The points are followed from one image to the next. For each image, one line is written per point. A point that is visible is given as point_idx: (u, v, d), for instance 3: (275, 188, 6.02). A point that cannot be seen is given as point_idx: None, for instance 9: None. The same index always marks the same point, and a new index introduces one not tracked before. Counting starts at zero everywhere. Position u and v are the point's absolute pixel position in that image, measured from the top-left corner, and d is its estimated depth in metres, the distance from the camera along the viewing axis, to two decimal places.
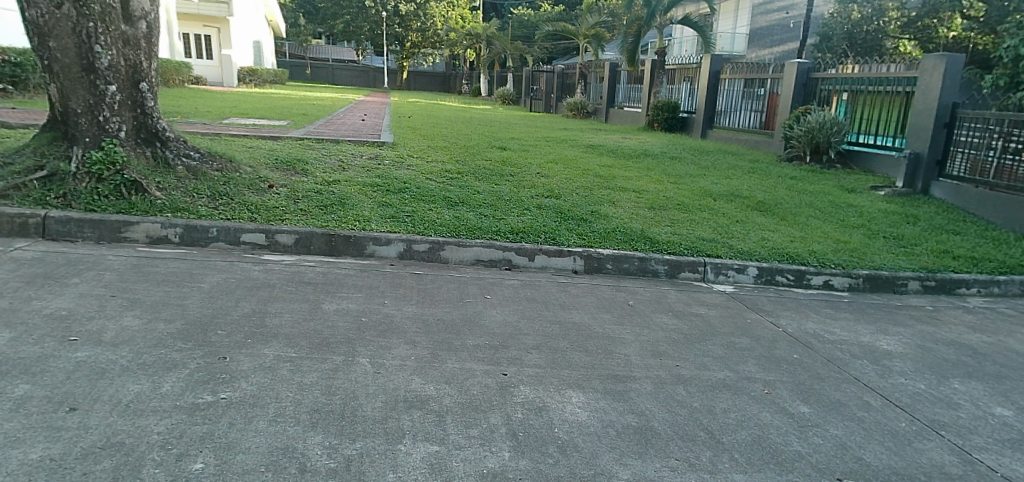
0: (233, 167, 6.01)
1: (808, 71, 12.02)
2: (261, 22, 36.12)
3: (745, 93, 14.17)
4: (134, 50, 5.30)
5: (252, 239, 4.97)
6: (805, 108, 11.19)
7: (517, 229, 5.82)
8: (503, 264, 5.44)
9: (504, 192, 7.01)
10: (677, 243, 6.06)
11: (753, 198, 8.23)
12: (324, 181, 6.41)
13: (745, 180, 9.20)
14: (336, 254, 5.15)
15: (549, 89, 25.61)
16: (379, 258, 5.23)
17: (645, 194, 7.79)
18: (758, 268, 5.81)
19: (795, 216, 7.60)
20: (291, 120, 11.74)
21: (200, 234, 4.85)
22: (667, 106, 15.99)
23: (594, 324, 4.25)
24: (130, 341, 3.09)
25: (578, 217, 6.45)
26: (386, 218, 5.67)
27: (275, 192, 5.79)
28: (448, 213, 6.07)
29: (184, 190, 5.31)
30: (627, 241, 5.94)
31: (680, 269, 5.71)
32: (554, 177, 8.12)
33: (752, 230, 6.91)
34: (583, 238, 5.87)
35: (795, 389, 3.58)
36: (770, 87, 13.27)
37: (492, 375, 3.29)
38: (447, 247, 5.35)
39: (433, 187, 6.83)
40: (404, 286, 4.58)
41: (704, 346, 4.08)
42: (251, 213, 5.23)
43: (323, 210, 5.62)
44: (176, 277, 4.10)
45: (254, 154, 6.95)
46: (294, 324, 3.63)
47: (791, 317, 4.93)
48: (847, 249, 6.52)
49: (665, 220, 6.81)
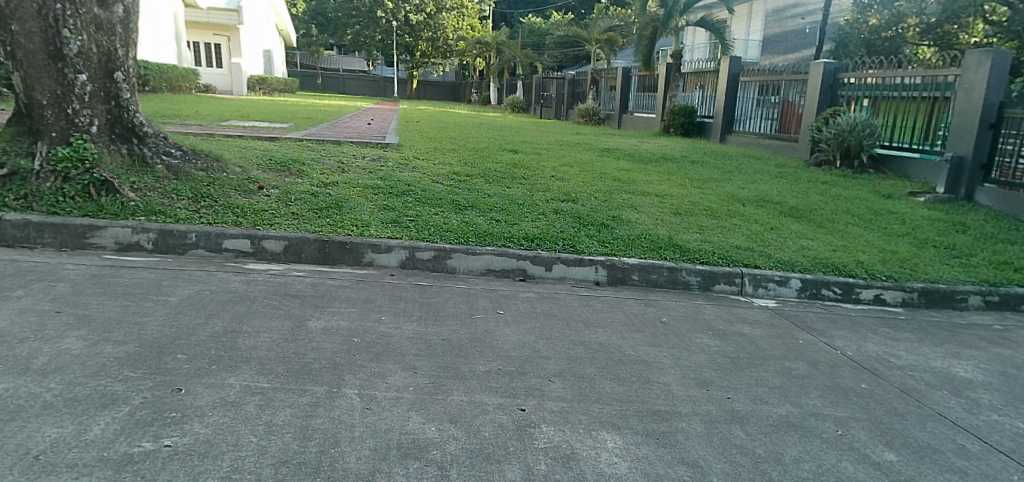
0: (219, 167, 5.47)
1: (835, 71, 11.32)
2: (271, 31, 35.86)
3: (763, 100, 13.51)
4: (108, 36, 4.79)
5: (235, 245, 4.42)
6: (834, 109, 10.53)
7: (532, 235, 5.24)
8: (516, 274, 4.85)
9: (517, 196, 6.43)
10: (709, 251, 5.45)
11: (785, 204, 7.61)
12: (321, 183, 5.86)
13: (774, 186, 8.57)
14: (330, 263, 4.59)
15: (561, 96, 25.12)
16: (378, 268, 4.66)
17: (669, 199, 7.18)
18: (801, 281, 5.20)
19: (833, 223, 6.97)
20: (293, 123, 11.25)
21: (177, 240, 4.30)
22: (684, 111, 15.33)
23: (624, 346, 3.64)
24: (62, 370, 2.56)
25: (598, 222, 5.86)
26: (387, 223, 5.11)
27: (265, 194, 5.23)
28: (455, 217, 5.50)
29: (162, 191, 4.77)
30: (654, 249, 5.34)
31: (715, 281, 5.10)
32: (570, 180, 7.54)
33: (789, 237, 6.30)
34: (605, 245, 5.27)
35: (873, 430, 2.95)
36: (787, 93, 12.66)
37: (507, 411, 2.70)
38: (454, 255, 4.78)
39: (440, 189, 6.27)
40: (405, 300, 4.00)
41: (755, 374, 3.46)
42: (236, 216, 4.68)
43: (318, 213, 5.06)
44: (139, 289, 3.55)
45: (247, 154, 6.41)
46: (271, 345, 3.06)
47: (846, 338, 4.30)
48: (897, 260, 5.88)
49: (693, 226, 6.21)
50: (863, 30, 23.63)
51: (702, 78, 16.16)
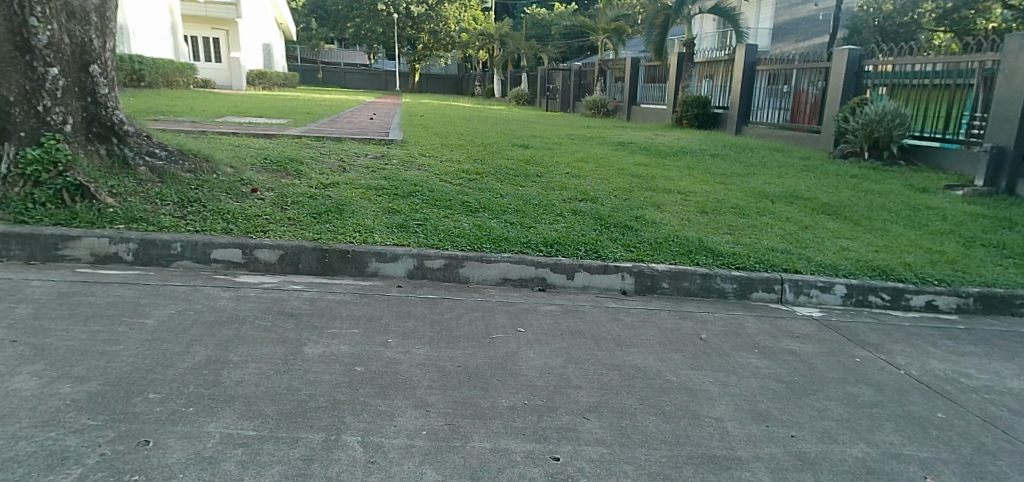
0: (209, 168, 5.04)
1: (859, 58, 10.73)
2: (270, 24, 35.34)
3: (773, 89, 13.21)
4: (82, 25, 4.38)
5: (225, 256, 4.00)
6: (860, 98, 9.94)
7: (550, 240, 4.79)
8: (535, 284, 4.43)
9: (531, 195, 5.98)
10: (744, 254, 5.00)
11: (816, 200, 7.14)
12: (320, 184, 5.42)
13: (802, 180, 8.11)
14: (331, 273, 4.17)
15: (567, 88, 24.58)
16: (384, 278, 4.24)
17: (692, 197, 6.73)
18: (846, 287, 4.75)
19: (869, 220, 6.51)
20: (292, 119, 10.82)
21: (160, 250, 3.88)
22: (697, 102, 14.79)
23: (663, 370, 3.20)
24: (5, 419, 2.13)
25: (621, 223, 5.41)
26: (392, 228, 4.68)
27: (259, 197, 4.81)
28: (467, 220, 5.07)
29: (145, 196, 4.35)
30: (684, 253, 4.89)
31: (752, 288, 4.65)
32: (586, 177, 7.09)
33: (825, 237, 5.84)
34: (631, 250, 4.82)
35: (968, 475, 2.50)
36: (796, 81, 12.40)
37: (538, 462, 2.26)
38: (467, 263, 4.35)
39: (449, 189, 5.83)
40: (414, 317, 3.56)
41: (817, 403, 3.01)
42: (227, 223, 4.26)
43: (316, 218, 4.63)
44: (112, 309, 3.12)
45: (240, 154, 5.99)
46: (259, 378, 2.62)
47: (907, 353, 3.85)
48: (946, 261, 5.39)
49: (722, 226, 5.76)
50: (876, 16, 23.06)
51: (716, 68, 15.59)
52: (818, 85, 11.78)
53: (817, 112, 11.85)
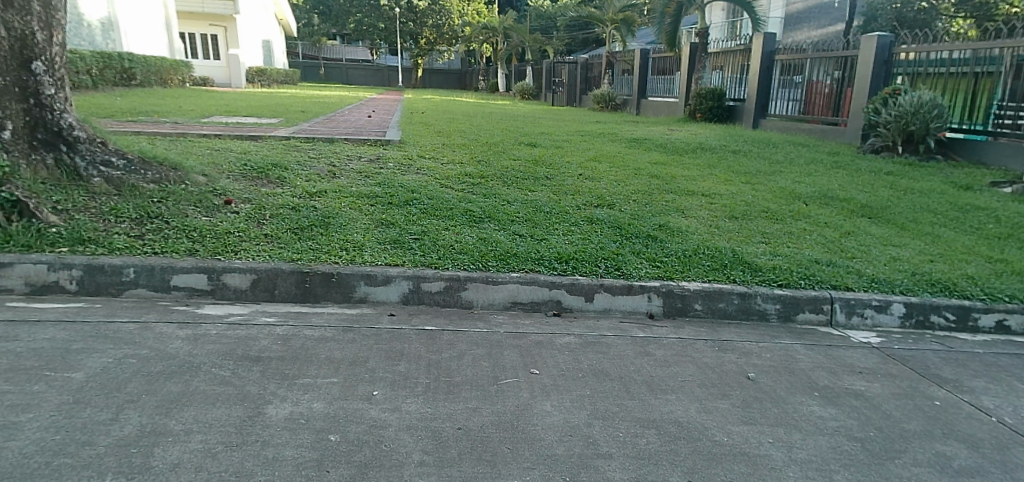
0: (177, 176, 4.51)
1: (891, 45, 10.02)
2: (269, 20, 34.86)
3: (784, 80, 12.83)
4: (21, 15, 3.95)
5: (187, 282, 3.43)
6: (894, 88, 9.28)
7: (566, 255, 4.20)
8: (549, 307, 3.85)
9: (541, 201, 5.40)
10: (785, 269, 4.39)
11: (853, 201, 6.52)
12: (305, 192, 4.86)
13: (834, 179, 7.49)
14: (313, 300, 3.60)
15: (573, 82, 23.91)
16: (374, 305, 3.66)
17: (718, 200, 6.14)
18: (905, 305, 4.14)
19: (916, 224, 5.89)
20: (285, 118, 10.26)
21: (109, 278, 3.33)
22: (712, 94, 14.07)
23: (711, 426, 2.60)
24: None
25: (643, 233, 4.82)
26: (385, 244, 4.10)
27: (233, 210, 4.25)
28: (470, 232, 4.48)
29: (97, 212, 3.82)
30: (718, 268, 4.29)
31: (798, 309, 4.05)
32: (601, 179, 6.49)
33: (870, 245, 5.23)
34: (657, 265, 4.22)
35: None
36: (812, 72, 12.06)
37: None
38: (471, 286, 3.77)
39: (450, 196, 5.25)
40: (406, 357, 2.97)
41: (907, 472, 2.40)
42: (192, 242, 3.71)
43: (298, 234, 4.06)
44: (33, 359, 2.54)
45: (218, 159, 5.44)
46: (202, 460, 2.04)
47: (993, 391, 3.22)
48: (1013, 272, 4.76)
49: (756, 235, 5.17)
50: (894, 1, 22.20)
51: (731, 58, 14.85)
52: (834, 76, 11.40)
53: (831, 104, 11.53)
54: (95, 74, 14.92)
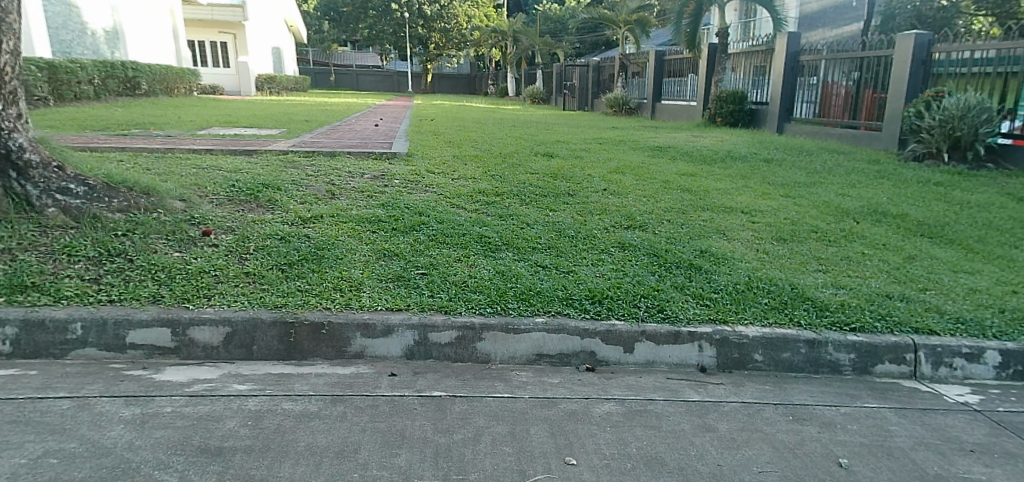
0: (148, 203, 3.96)
1: (929, 43, 9.27)
2: (279, 27, 34.58)
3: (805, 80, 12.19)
4: None
5: (147, 339, 2.85)
6: (935, 91, 8.66)
7: (598, 293, 3.57)
8: (580, 360, 3.23)
9: (564, 223, 4.79)
10: (855, 306, 3.73)
11: (908, 218, 5.84)
12: (298, 217, 4.28)
13: (881, 190, 6.81)
14: (299, 357, 3.00)
15: (585, 86, 23.26)
16: (372, 361, 3.05)
17: (760, 217, 5.50)
18: (1001, 353, 3.46)
19: (984, 245, 5.21)
20: (287, 129, 9.72)
21: (50, 336, 2.77)
22: (734, 97, 13.36)
23: None
24: None
25: (683, 261, 4.18)
26: (387, 281, 3.50)
27: (211, 243, 3.68)
28: (485, 264, 3.87)
29: (47, 251, 3.27)
30: (777, 307, 3.65)
31: (876, 359, 3.41)
32: (628, 194, 5.86)
33: (940, 272, 4.55)
34: (705, 303, 3.59)
35: None
36: (824, 72, 11.54)
37: None
38: (488, 335, 3.16)
39: (462, 219, 4.65)
40: (408, 442, 2.35)
41: None
42: (158, 285, 3.12)
43: (285, 270, 3.47)
44: None
45: (201, 179, 4.89)
46: None
47: None
48: None
49: (811, 261, 4.51)
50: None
51: (752, 60, 14.13)
52: (852, 76, 10.88)
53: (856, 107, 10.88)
54: (98, 84, 14.47)
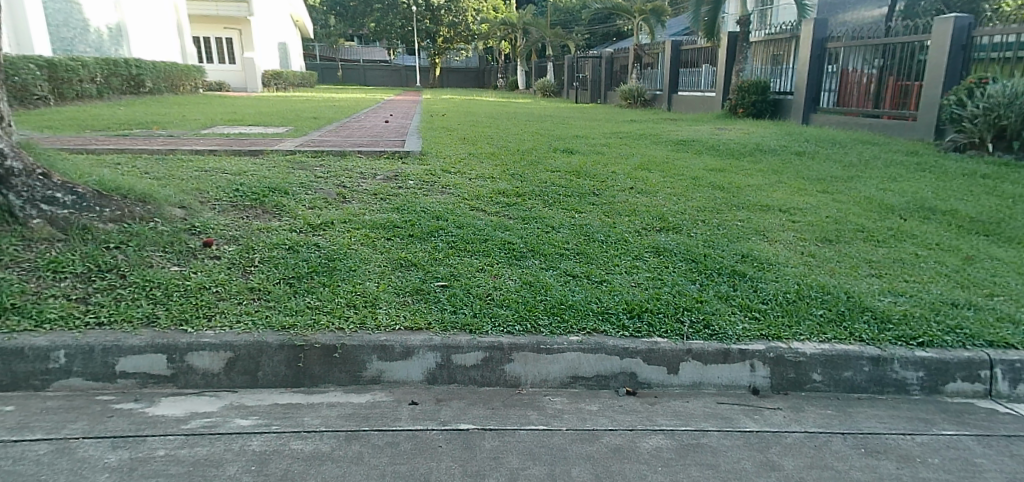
0: (143, 213, 3.69)
1: (969, 27, 8.80)
2: (285, 23, 34.41)
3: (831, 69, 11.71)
4: None
5: (140, 367, 2.57)
6: (980, 77, 8.23)
7: (636, 306, 3.23)
8: (619, 382, 2.91)
9: (593, 226, 4.46)
10: (921, 317, 3.37)
11: (959, 214, 5.44)
12: (308, 224, 3.99)
13: (923, 184, 6.40)
14: (308, 384, 2.71)
15: (598, 78, 22.81)
16: (390, 387, 2.75)
17: (800, 216, 5.14)
18: None
19: None
20: (294, 126, 9.44)
21: (31, 365, 2.49)
22: (755, 86, 12.90)
23: None
24: None
25: (725, 268, 3.84)
26: (405, 295, 3.19)
27: (213, 254, 3.40)
28: (510, 274, 3.55)
29: (31, 268, 3.00)
30: (834, 319, 3.29)
31: (948, 377, 3.05)
32: (657, 193, 5.52)
33: (1005, 274, 4.17)
34: (754, 316, 3.25)
35: None
36: (848, 60, 11.11)
37: None
38: (517, 356, 2.84)
39: (483, 223, 4.33)
40: None
41: None
42: (153, 305, 2.83)
43: (293, 285, 3.17)
44: None
45: (204, 183, 4.62)
46: None
47: None
48: None
49: (863, 265, 4.14)
50: None
51: (774, 47, 13.64)
52: (876, 64, 10.47)
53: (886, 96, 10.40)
54: (101, 82, 14.32)
